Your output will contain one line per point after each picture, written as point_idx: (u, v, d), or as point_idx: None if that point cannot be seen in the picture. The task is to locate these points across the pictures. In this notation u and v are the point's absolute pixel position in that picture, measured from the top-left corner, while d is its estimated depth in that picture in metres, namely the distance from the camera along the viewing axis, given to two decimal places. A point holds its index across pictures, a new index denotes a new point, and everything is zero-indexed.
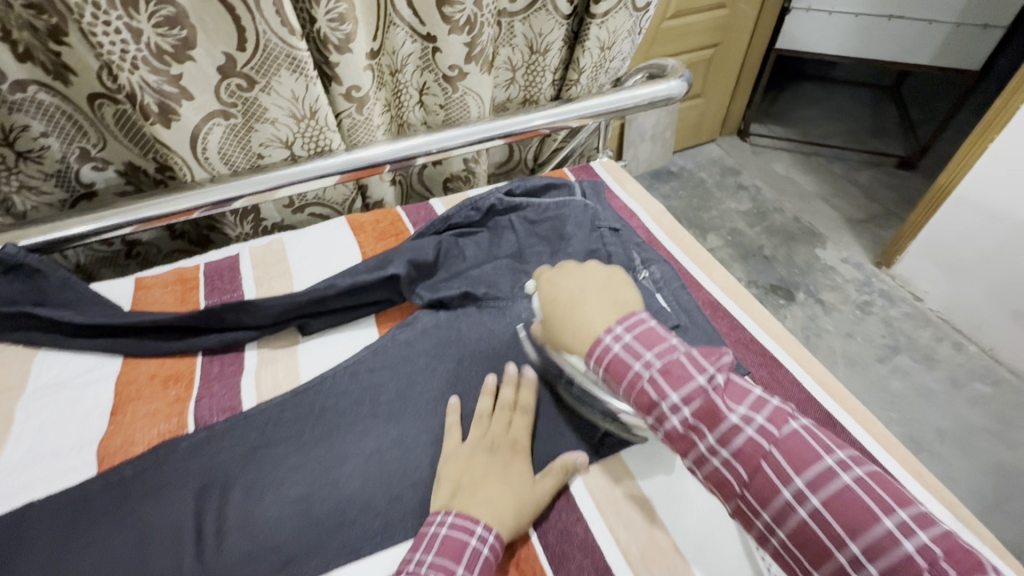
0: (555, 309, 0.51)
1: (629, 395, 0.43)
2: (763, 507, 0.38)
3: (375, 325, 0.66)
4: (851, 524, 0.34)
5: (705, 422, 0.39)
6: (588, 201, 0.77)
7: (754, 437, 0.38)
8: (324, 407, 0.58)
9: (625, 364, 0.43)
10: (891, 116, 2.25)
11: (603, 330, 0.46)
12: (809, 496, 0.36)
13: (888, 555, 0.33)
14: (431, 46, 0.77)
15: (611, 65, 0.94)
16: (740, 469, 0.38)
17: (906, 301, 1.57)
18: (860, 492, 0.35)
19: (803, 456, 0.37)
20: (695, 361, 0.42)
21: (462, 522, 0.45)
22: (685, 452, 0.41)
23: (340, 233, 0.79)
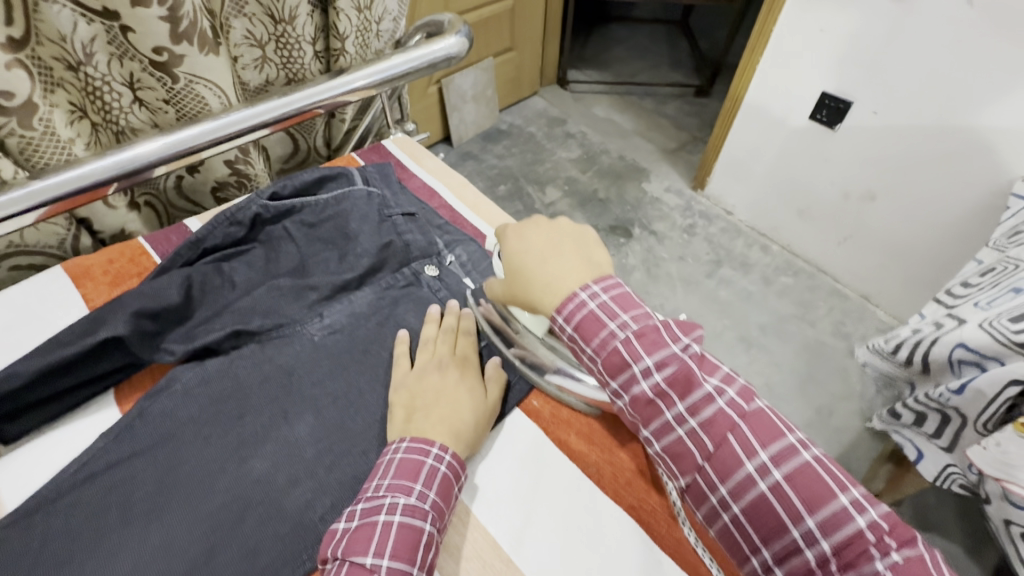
0: (521, 260, 0.47)
1: (571, 322, 0.43)
2: (655, 381, 0.39)
3: (115, 404, 0.50)
4: (764, 436, 0.37)
5: (643, 343, 0.40)
6: (373, 188, 0.67)
7: (686, 358, 0.40)
8: (47, 534, 0.43)
9: (574, 297, 0.43)
10: (684, 48, 2.44)
11: (576, 287, 0.44)
12: (731, 411, 0.38)
13: (792, 462, 0.36)
14: (116, 25, 0.58)
15: (380, 26, 0.84)
16: (673, 388, 0.39)
17: (720, 217, 1.74)
18: (768, 412, 0.39)
19: (765, 429, 0.38)
20: (640, 298, 0.44)
21: (417, 444, 0.45)
22: (617, 372, 0.41)
23: (54, 287, 0.60)
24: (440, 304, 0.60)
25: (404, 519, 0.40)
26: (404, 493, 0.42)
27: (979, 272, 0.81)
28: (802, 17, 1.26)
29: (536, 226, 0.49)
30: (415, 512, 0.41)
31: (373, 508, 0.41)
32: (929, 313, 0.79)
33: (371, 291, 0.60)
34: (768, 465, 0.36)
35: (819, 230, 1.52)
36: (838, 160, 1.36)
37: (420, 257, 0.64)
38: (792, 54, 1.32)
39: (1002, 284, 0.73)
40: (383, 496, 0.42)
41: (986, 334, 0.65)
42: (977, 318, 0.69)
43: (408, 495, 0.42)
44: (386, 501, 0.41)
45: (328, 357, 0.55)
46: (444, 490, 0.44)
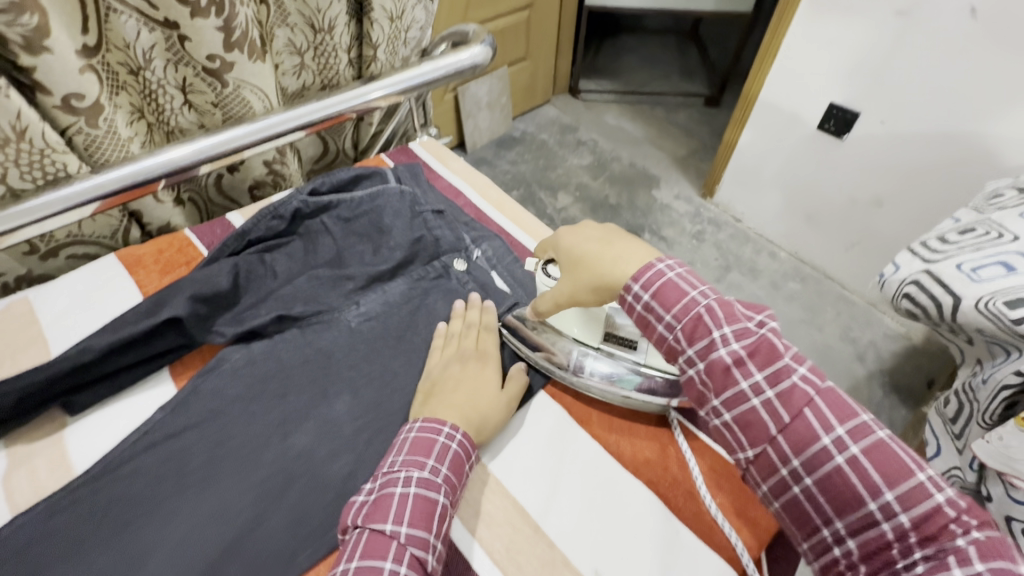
0: (582, 251, 0.50)
1: (679, 322, 0.44)
2: (765, 398, 0.40)
3: (171, 380, 0.54)
4: (887, 474, 0.37)
5: (756, 359, 0.41)
6: (405, 186, 0.71)
7: (802, 382, 0.40)
8: (112, 496, 0.46)
9: (683, 294, 0.44)
10: (694, 59, 2.49)
11: (651, 259, 0.47)
12: (849, 443, 0.38)
13: (920, 503, 0.36)
14: (175, 34, 0.62)
15: (410, 36, 0.88)
16: (782, 411, 0.40)
17: (729, 224, 1.78)
18: (894, 447, 0.38)
19: (892, 466, 0.37)
20: (746, 308, 0.44)
21: (429, 424, 0.47)
22: (724, 389, 0.42)
23: (109, 274, 0.64)
24: (468, 295, 0.64)
25: (419, 490, 0.42)
26: (418, 467, 0.44)
27: (958, 229, 0.81)
28: (811, 31, 1.30)
29: (592, 225, 0.52)
30: (430, 484, 0.43)
31: (388, 482, 0.43)
32: (905, 266, 0.78)
33: (404, 281, 0.64)
34: (890, 505, 0.37)
35: (828, 238, 1.55)
36: (845, 168, 1.39)
37: (450, 251, 0.67)
38: (800, 66, 1.36)
39: (987, 249, 0.73)
40: (397, 470, 0.44)
41: (986, 317, 0.68)
42: (973, 295, 0.69)
43: (422, 468, 0.44)
44: (401, 474, 0.44)
45: (364, 342, 0.59)
46: (455, 466, 0.46)
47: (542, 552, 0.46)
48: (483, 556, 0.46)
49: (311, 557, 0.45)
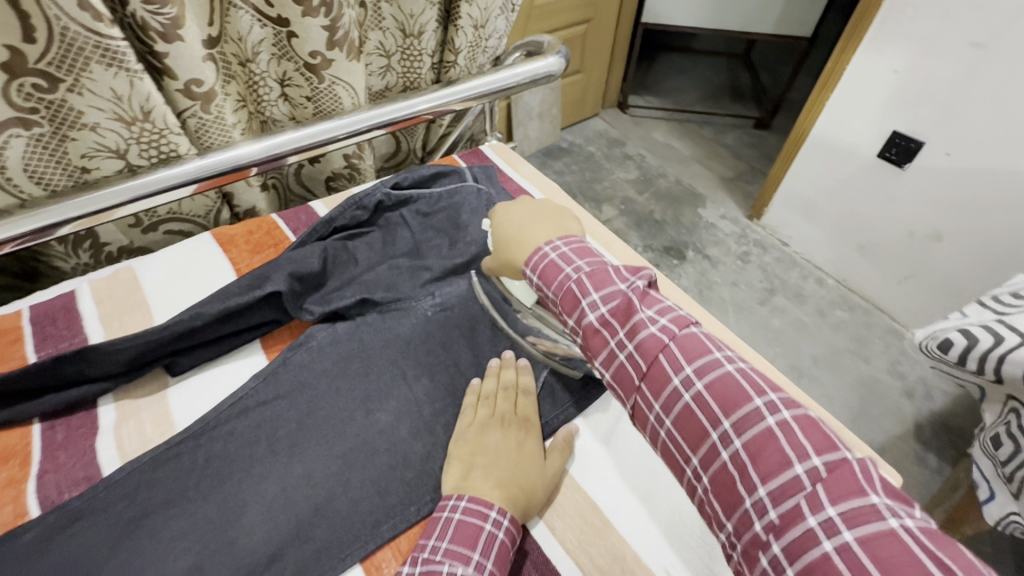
0: (507, 224, 0.55)
1: (558, 296, 0.47)
2: (628, 352, 0.42)
3: (262, 351, 0.58)
4: (758, 455, 0.35)
5: (617, 319, 0.43)
6: (481, 185, 0.74)
7: (656, 332, 0.42)
8: (210, 455, 0.50)
9: (580, 305, 0.45)
10: (746, 81, 2.48)
11: (543, 242, 0.51)
12: (733, 438, 0.37)
13: (753, 426, 0.36)
14: (285, 31, 0.67)
15: (488, 44, 0.91)
16: (673, 410, 0.40)
17: (775, 247, 1.76)
18: (779, 434, 0.35)
19: (761, 447, 0.35)
20: (620, 273, 0.47)
21: (474, 506, 0.44)
22: (598, 349, 0.44)
23: (205, 251, 0.69)
24: None
25: None
26: (462, 561, 0.40)
27: None
28: (877, 59, 1.29)
29: (519, 206, 0.57)
30: None
31: (429, 574, 0.39)
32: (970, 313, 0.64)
33: (478, 277, 0.67)
34: (764, 500, 0.34)
35: (880, 268, 1.52)
36: (905, 199, 1.36)
37: None
38: (863, 92, 1.35)
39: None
40: (439, 561, 0.40)
41: None
42: None
43: (466, 564, 0.40)
44: (444, 567, 0.40)
45: (440, 331, 0.62)
46: (500, 559, 0.42)
47: (613, 546, 0.47)
48: (556, 546, 0.47)
49: (392, 529, 0.47)
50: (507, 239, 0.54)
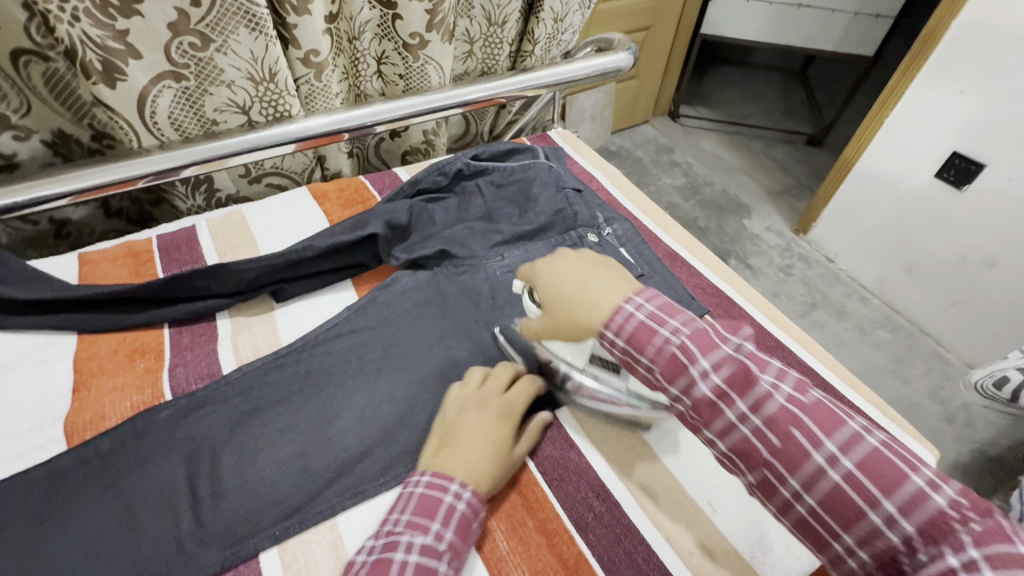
0: (559, 286, 0.46)
1: (656, 363, 0.40)
2: (752, 426, 0.37)
3: (353, 288, 0.66)
4: (885, 483, 0.33)
5: (735, 390, 0.37)
6: (551, 164, 0.80)
7: (785, 404, 0.36)
8: (309, 367, 0.57)
9: (653, 334, 0.41)
10: (800, 97, 2.47)
11: (620, 301, 0.43)
12: (841, 459, 0.34)
13: (901, 488, 0.32)
14: (391, 13, 0.76)
15: (564, 37, 0.98)
16: (771, 436, 0.36)
17: (819, 263, 1.76)
18: (888, 453, 0.34)
19: (899, 493, 0.32)
20: (720, 333, 0.41)
21: (437, 480, 0.44)
22: (712, 422, 0.38)
23: (303, 201, 0.78)
24: None
25: (419, 560, 0.39)
26: (421, 532, 0.41)
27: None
28: (941, 77, 1.29)
29: (569, 252, 0.50)
30: (431, 552, 0.40)
31: (389, 545, 0.40)
32: None
33: (543, 245, 0.72)
34: (893, 520, 0.32)
35: (927, 290, 1.51)
36: (959, 220, 1.35)
37: (585, 225, 0.74)
38: (922, 112, 1.35)
39: None
40: (400, 532, 0.41)
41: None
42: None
43: (425, 534, 0.41)
44: (403, 538, 0.40)
45: (507, 287, 0.67)
46: (462, 530, 0.43)
47: (661, 478, 0.53)
48: (606, 469, 0.53)
49: None
50: (559, 295, 0.46)
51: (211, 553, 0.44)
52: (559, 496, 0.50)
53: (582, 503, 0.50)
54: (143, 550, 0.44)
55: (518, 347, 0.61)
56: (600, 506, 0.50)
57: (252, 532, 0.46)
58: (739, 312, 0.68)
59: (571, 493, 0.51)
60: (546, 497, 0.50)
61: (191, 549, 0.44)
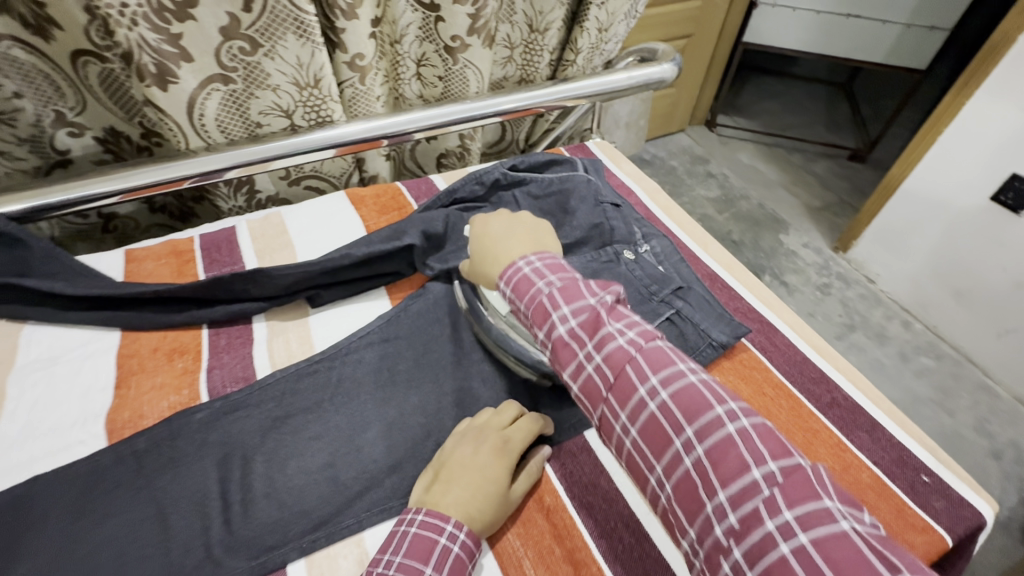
0: (487, 236, 0.54)
1: (529, 309, 0.45)
2: (596, 363, 0.40)
3: (387, 297, 0.66)
4: (715, 451, 0.35)
5: (586, 332, 0.42)
6: (590, 176, 0.78)
7: (625, 345, 0.40)
8: (340, 376, 0.57)
9: (532, 285, 0.46)
10: (844, 110, 2.39)
11: (518, 258, 0.50)
12: (660, 393, 0.38)
13: (713, 433, 0.35)
14: (434, 15, 0.75)
15: (606, 47, 0.96)
16: (608, 375, 0.40)
17: (859, 283, 1.69)
18: (739, 437, 0.35)
19: (722, 452, 0.34)
20: (591, 286, 0.45)
21: (431, 519, 0.43)
22: (567, 363, 0.42)
23: (340, 206, 0.78)
24: (637, 280, 0.67)
25: None
26: None
27: None
28: (1001, 96, 1.23)
29: (509, 214, 0.57)
30: None
31: None
32: None
33: (579, 259, 0.70)
34: (724, 505, 0.33)
35: (977, 317, 1.43)
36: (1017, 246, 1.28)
37: (621, 241, 0.72)
38: (980, 130, 1.28)
39: None
40: None
41: None
42: None
43: None
44: None
45: None
46: (454, 574, 0.41)
47: None
48: (640, 503, 0.50)
49: None
50: (484, 245, 0.54)
51: (241, 561, 0.44)
52: (589, 525, 0.49)
53: (612, 533, 0.48)
54: (173, 554, 0.44)
55: (514, 360, 0.58)
56: (632, 539, 0.48)
57: (279, 542, 0.46)
58: (783, 339, 0.65)
59: (601, 522, 0.49)
60: (575, 525, 0.48)
61: (221, 555, 0.44)
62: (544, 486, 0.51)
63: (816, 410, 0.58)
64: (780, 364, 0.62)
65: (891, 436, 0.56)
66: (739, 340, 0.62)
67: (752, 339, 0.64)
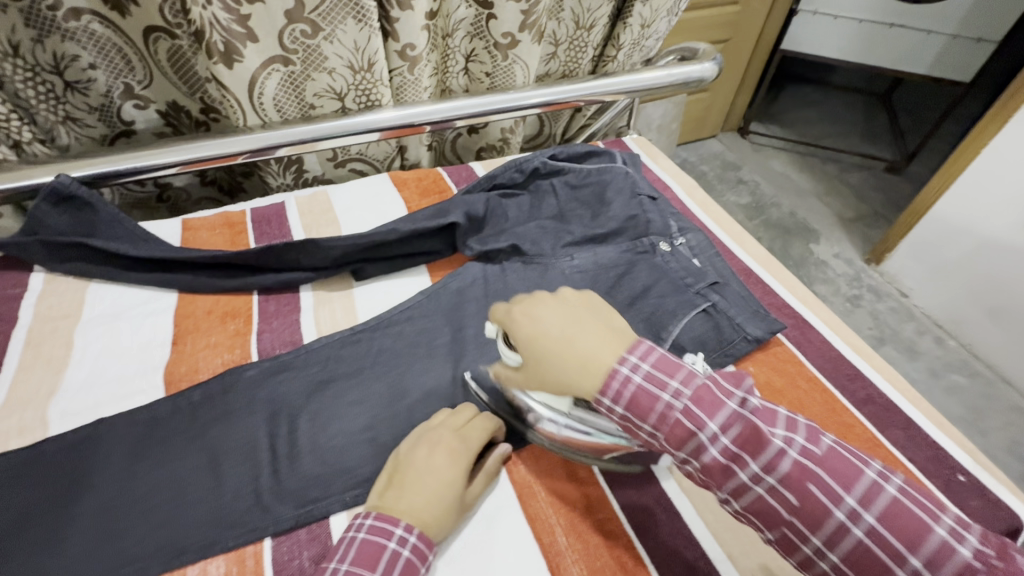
0: (541, 336, 0.43)
1: (659, 430, 0.39)
2: (769, 485, 0.36)
3: (427, 274, 0.68)
4: (901, 534, 0.34)
5: (747, 450, 0.37)
6: (628, 169, 0.79)
7: (797, 458, 0.37)
8: (381, 345, 0.59)
9: (654, 398, 0.39)
10: (882, 121, 2.34)
11: (612, 358, 0.41)
12: (864, 516, 0.35)
13: (879, 499, 0.35)
14: (486, 12, 0.78)
15: (647, 44, 0.97)
16: (787, 495, 0.36)
17: (891, 296, 1.65)
18: (906, 501, 0.35)
19: (908, 530, 0.34)
20: (716, 382, 0.40)
21: (380, 523, 0.42)
22: (726, 484, 0.38)
23: (384, 188, 0.81)
24: (672, 270, 0.67)
25: None
26: None
27: None
28: None
29: (549, 293, 0.46)
30: None
31: None
32: None
33: (614, 249, 0.70)
34: (919, 570, 0.33)
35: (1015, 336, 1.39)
36: None
37: (658, 233, 0.72)
38: None
39: None
40: None
41: None
42: None
43: None
44: None
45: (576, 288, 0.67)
46: None
47: None
48: (670, 482, 0.52)
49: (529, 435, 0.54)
50: (539, 349, 0.42)
51: (287, 509, 0.46)
52: (619, 499, 0.50)
53: (642, 509, 0.49)
54: (225, 498, 0.46)
55: (486, 394, 0.56)
56: (663, 516, 0.49)
57: (323, 494, 0.48)
58: (818, 336, 0.65)
59: (631, 497, 0.50)
60: (605, 498, 0.50)
61: (269, 502, 0.46)
62: (576, 459, 0.53)
63: (851, 406, 0.58)
64: (814, 359, 0.62)
65: (927, 436, 0.56)
66: (773, 335, 0.62)
67: (787, 334, 0.65)
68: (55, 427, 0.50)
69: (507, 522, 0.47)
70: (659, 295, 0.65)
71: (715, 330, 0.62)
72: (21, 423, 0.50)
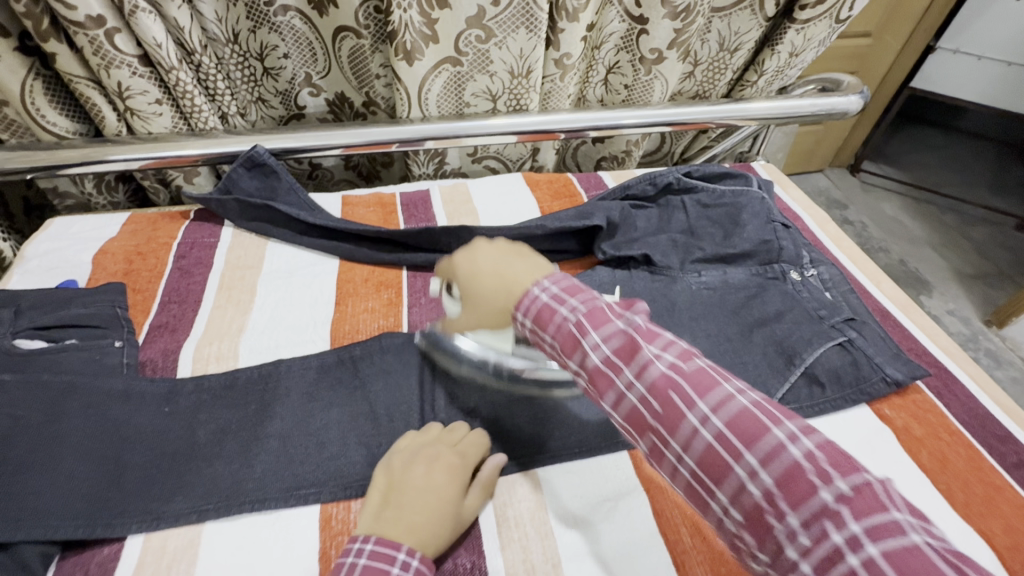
0: (482, 268, 0.49)
1: (587, 374, 0.40)
2: (681, 441, 0.35)
3: (559, 271, 0.73)
4: (792, 490, 0.30)
5: (659, 401, 0.36)
6: (764, 195, 0.78)
7: (713, 424, 0.34)
8: None
9: (554, 312, 0.42)
10: (1017, 173, 2.13)
11: (531, 285, 0.45)
12: (760, 471, 0.32)
13: (776, 460, 0.31)
14: (638, 28, 0.80)
15: (790, 73, 0.96)
16: (694, 448, 0.34)
17: (1012, 364, 1.52)
18: (805, 460, 0.31)
19: (793, 487, 0.30)
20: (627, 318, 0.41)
21: (381, 549, 0.40)
22: (642, 435, 0.38)
23: (518, 187, 0.85)
24: (805, 300, 0.66)
25: None
26: None
27: None
28: None
29: (485, 243, 0.52)
30: None
31: None
32: None
33: (744, 271, 0.70)
34: (796, 530, 0.29)
35: None
36: None
37: (788, 261, 0.71)
38: None
39: None
40: None
41: None
42: None
43: None
44: None
45: (703, 304, 0.67)
46: None
47: None
48: None
49: None
50: (478, 287, 0.49)
51: None
52: None
53: None
54: (383, 447, 0.52)
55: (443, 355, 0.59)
56: None
57: None
58: (962, 390, 0.62)
59: None
60: None
61: None
62: None
63: (999, 467, 0.55)
64: (958, 413, 0.59)
65: None
66: (913, 380, 0.60)
67: (927, 382, 0.62)
68: (243, 360, 0.58)
69: (632, 508, 0.50)
70: (793, 323, 0.64)
71: (851, 366, 0.60)
72: (219, 351, 0.58)
